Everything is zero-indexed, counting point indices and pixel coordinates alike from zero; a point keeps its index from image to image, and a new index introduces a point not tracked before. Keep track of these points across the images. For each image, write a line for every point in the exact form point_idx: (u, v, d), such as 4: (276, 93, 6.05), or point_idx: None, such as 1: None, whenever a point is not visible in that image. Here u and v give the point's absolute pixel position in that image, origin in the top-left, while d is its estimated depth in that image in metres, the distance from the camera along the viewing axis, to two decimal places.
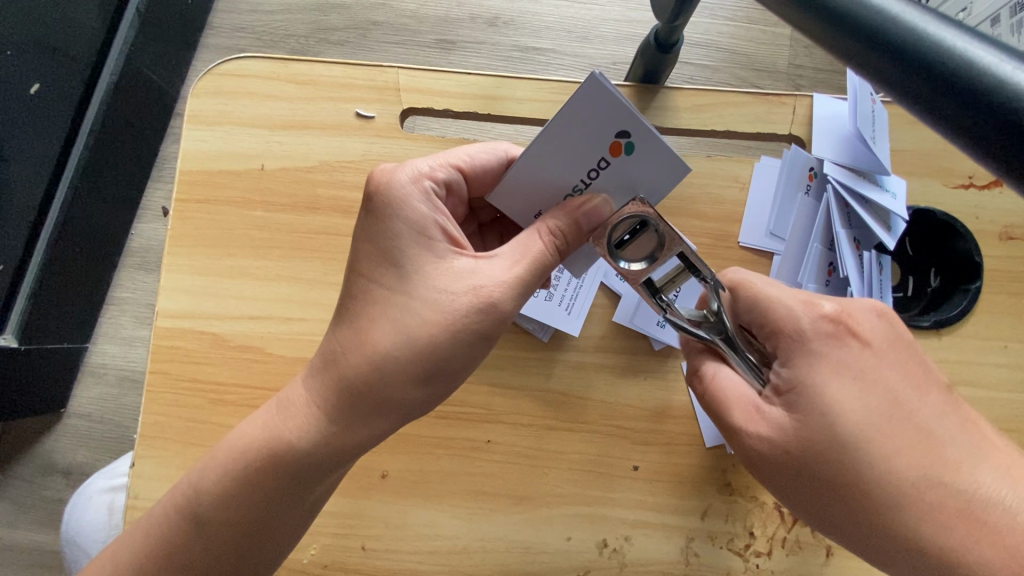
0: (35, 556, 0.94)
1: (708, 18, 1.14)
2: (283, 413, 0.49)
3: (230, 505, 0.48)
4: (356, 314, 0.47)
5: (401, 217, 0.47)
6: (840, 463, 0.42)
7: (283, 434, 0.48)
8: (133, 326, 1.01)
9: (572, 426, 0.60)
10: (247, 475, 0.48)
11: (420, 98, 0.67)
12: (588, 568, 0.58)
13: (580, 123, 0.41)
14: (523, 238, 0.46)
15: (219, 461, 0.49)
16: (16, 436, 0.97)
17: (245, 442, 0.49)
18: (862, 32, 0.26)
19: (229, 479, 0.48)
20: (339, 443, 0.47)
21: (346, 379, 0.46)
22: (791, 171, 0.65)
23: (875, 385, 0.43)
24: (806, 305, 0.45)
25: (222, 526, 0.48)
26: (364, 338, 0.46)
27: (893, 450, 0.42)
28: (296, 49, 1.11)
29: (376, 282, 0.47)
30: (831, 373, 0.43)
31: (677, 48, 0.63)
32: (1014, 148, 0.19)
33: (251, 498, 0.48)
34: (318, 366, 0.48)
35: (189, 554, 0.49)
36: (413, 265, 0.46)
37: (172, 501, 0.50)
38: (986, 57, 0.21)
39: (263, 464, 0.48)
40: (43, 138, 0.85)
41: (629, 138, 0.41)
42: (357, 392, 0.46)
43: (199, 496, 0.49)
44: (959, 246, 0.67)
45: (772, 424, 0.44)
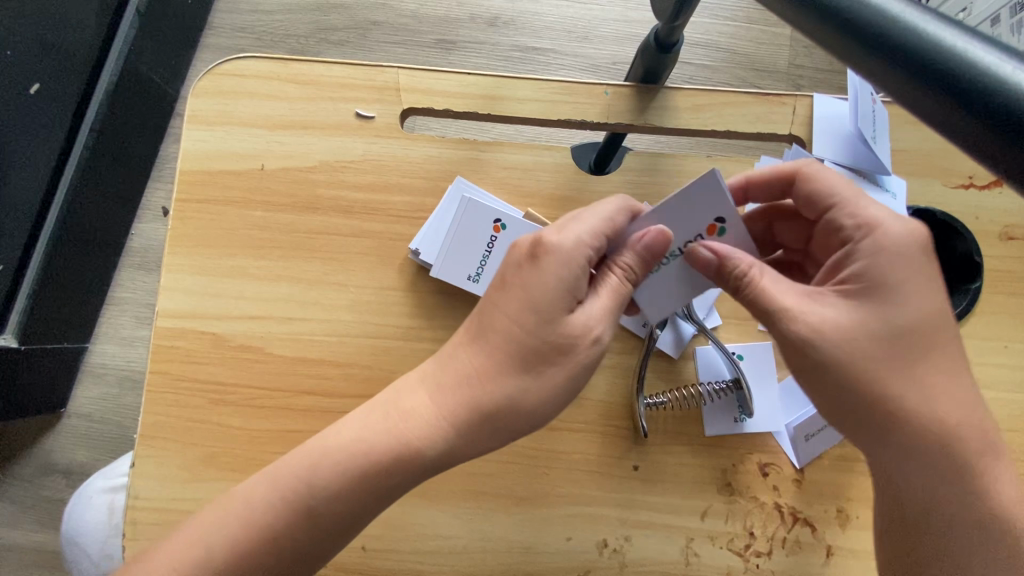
0: (35, 556, 0.94)
1: (708, 18, 1.14)
2: (402, 418, 0.49)
3: (325, 514, 0.47)
4: (486, 319, 0.48)
5: (579, 268, 0.47)
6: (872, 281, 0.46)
7: (402, 437, 0.48)
8: (133, 326, 1.01)
9: (572, 426, 0.60)
10: (356, 483, 0.47)
11: (420, 98, 0.67)
12: (589, 568, 0.58)
13: (688, 208, 0.48)
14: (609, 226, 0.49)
15: (327, 471, 0.47)
16: (16, 435, 0.97)
17: (366, 450, 0.48)
18: (859, 31, 0.25)
19: (347, 484, 0.47)
20: (459, 448, 0.48)
21: (477, 391, 0.48)
22: None
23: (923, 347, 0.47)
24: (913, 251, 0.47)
25: (327, 531, 0.47)
26: (493, 345, 0.48)
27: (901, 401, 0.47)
28: (296, 49, 1.11)
29: (504, 297, 0.48)
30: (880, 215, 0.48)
31: (677, 48, 0.62)
32: (1014, 148, 0.19)
33: (355, 503, 0.47)
34: (456, 374, 0.49)
35: (270, 565, 0.46)
36: (533, 281, 0.47)
37: (267, 501, 0.47)
38: (986, 58, 0.21)
39: (383, 473, 0.47)
40: (44, 138, 0.84)
41: (723, 224, 0.48)
42: (488, 417, 0.48)
43: (312, 499, 0.47)
44: (959, 245, 0.67)
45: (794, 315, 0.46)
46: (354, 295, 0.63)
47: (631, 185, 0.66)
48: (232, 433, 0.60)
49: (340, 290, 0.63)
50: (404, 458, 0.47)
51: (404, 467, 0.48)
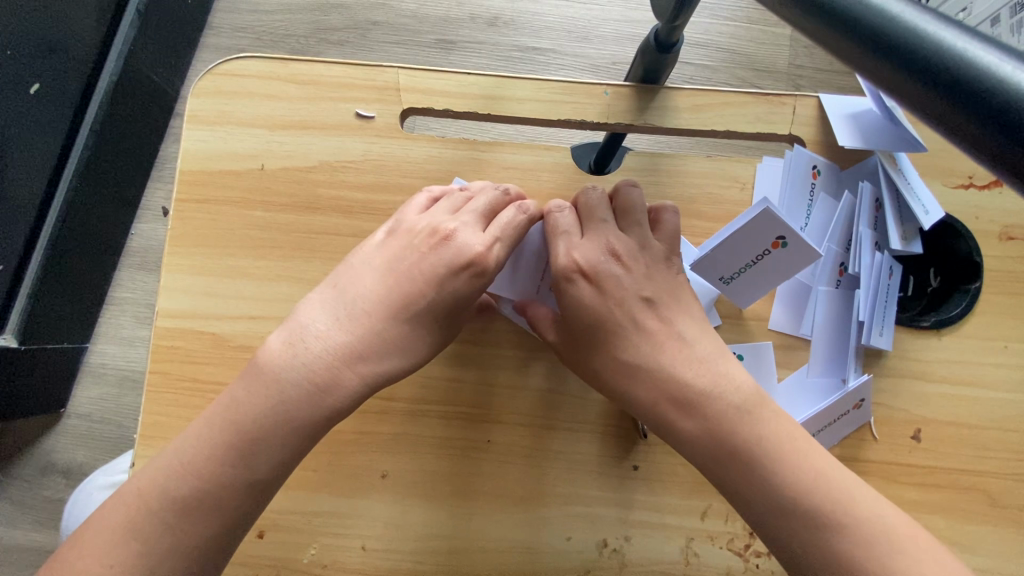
0: (33, 556, 0.93)
1: (708, 18, 1.14)
2: (291, 350, 0.51)
3: (236, 453, 0.48)
4: (387, 285, 0.55)
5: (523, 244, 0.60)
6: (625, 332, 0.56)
7: (275, 378, 0.50)
8: (133, 326, 1.01)
9: (572, 426, 0.60)
10: (275, 409, 0.49)
11: (420, 98, 0.67)
12: (588, 568, 0.58)
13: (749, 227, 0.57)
14: (513, 215, 0.56)
15: (252, 393, 0.50)
16: (16, 435, 0.97)
17: (282, 372, 0.50)
18: (861, 31, 0.25)
19: (261, 412, 0.49)
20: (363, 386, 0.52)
21: (379, 344, 0.53)
22: (795, 172, 0.66)
23: (612, 311, 0.56)
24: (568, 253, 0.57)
25: (247, 441, 0.48)
26: (397, 310, 0.54)
27: (603, 355, 0.56)
28: (296, 49, 1.11)
29: (405, 276, 0.55)
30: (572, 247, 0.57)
31: (677, 48, 0.62)
32: (1013, 148, 0.19)
33: (282, 435, 0.49)
34: (344, 321, 0.53)
35: (195, 492, 0.47)
36: (440, 256, 0.55)
37: (205, 428, 0.49)
38: (985, 57, 0.21)
39: (308, 397, 0.50)
40: (45, 138, 0.84)
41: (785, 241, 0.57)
42: (384, 351, 0.53)
43: (238, 422, 0.49)
44: (959, 246, 0.67)
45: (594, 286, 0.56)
46: None
47: None
48: None
49: None
50: (319, 394, 0.50)
51: (314, 398, 0.50)
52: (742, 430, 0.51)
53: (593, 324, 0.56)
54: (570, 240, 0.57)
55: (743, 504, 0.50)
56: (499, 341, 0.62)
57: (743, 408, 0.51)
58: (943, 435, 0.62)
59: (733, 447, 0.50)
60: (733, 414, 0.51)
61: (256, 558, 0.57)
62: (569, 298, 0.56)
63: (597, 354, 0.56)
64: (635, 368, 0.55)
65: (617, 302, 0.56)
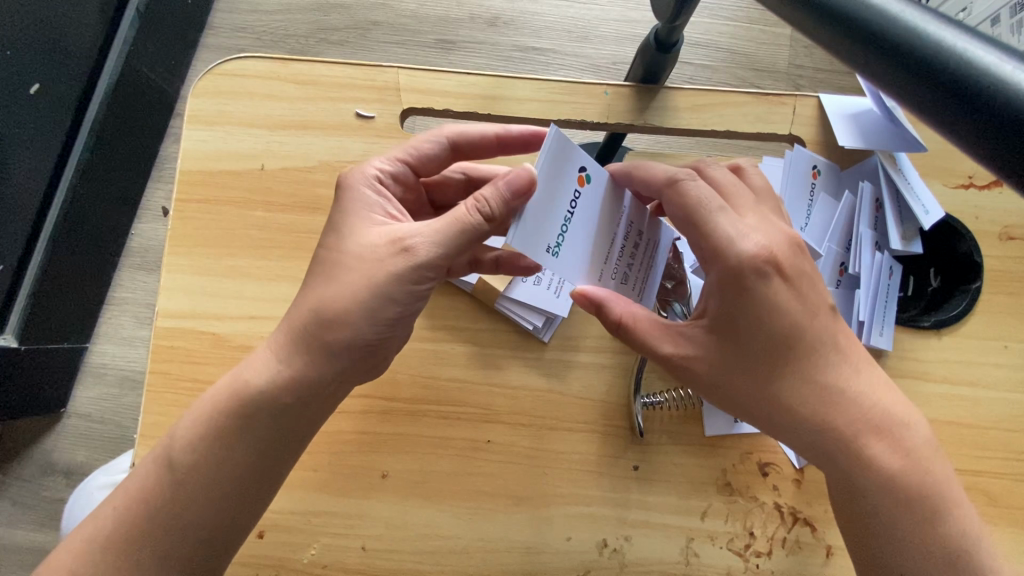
0: (33, 556, 0.93)
1: (708, 18, 1.14)
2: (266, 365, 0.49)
3: (186, 471, 0.48)
4: (320, 290, 0.48)
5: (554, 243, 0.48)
6: (776, 340, 0.48)
7: (237, 390, 0.49)
8: (133, 326, 1.01)
9: (572, 426, 0.60)
10: (208, 427, 0.48)
11: (419, 98, 0.67)
12: (588, 568, 0.58)
13: None
14: (458, 211, 0.46)
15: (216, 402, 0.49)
16: (16, 435, 0.97)
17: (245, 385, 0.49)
18: (861, 32, 0.25)
19: (197, 430, 0.49)
20: (282, 391, 0.48)
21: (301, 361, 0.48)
22: (796, 169, 0.65)
23: (809, 321, 0.48)
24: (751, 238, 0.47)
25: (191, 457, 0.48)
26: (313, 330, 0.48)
27: (766, 379, 0.48)
28: (296, 49, 1.11)
29: (330, 268, 0.49)
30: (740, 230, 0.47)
31: (677, 48, 0.62)
32: (1013, 147, 0.19)
33: (217, 449, 0.48)
34: (281, 342, 0.49)
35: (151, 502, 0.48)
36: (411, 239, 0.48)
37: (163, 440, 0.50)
38: (985, 57, 0.21)
39: (239, 406, 0.48)
40: (46, 138, 0.84)
41: None
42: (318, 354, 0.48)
43: (179, 442, 0.49)
44: (959, 246, 0.67)
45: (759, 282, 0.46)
46: None
47: None
48: None
49: None
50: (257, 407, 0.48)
51: (246, 415, 0.48)
52: (881, 453, 0.49)
53: (790, 332, 0.48)
54: (733, 220, 0.47)
55: (859, 524, 0.50)
56: (499, 342, 0.62)
57: (873, 425, 0.50)
58: (945, 435, 0.61)
59: (904, 491, 0.49)
60: (869, 433, 0.49)
61: (256, 558, 0.57)
62: (749, 312, 0.47)
63: (751, 378, 0.48)
64: (824, 392, 0.49)
65: (813, 310, 0.48)
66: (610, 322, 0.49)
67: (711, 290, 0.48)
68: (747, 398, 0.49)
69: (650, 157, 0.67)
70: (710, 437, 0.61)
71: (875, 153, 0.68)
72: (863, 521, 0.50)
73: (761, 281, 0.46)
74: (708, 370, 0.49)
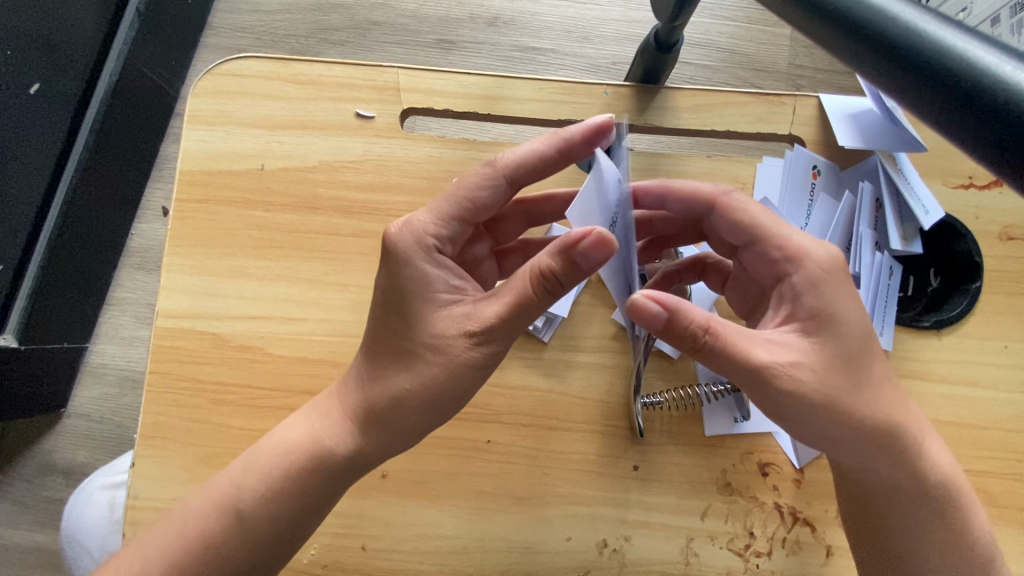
0: (33, 556, 0.93)
1: (708, 18, 1.14)
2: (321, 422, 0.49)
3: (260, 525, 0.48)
4: (381, 356, 0.48)
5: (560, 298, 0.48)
6: (853, 350, 0.46)
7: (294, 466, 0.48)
8: (133, 326, 1.01)
9: (572, 426, 0.60)
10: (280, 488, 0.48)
11: (419, 98, 0.67)
12: (588, 568, 0.58)
13: None
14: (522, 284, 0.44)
15: (262, 465, 0.49)
16: (16, 434, 0.97)
17: (291, 445, 0.49)
18: (863, 32, 0.25)
19: (262, 490, 0.48)
20: (363, 458, 0.49)
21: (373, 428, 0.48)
22: (794, 170, 0.66)
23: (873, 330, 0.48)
24: (810, 243, 0.49)
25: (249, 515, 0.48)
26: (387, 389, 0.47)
27: (864, 385, 0.46)
28: (296, 49, 1.11)
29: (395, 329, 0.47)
30: (797, 237, 0.49)
31: (677, 48, 0.62)
32: (1012, 149, 0.19)
33: (281, 507, 0.48)
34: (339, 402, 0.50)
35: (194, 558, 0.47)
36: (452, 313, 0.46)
37: (208, 501, 0.49)
38: (986, 57, 0.21)
39: (302, 471, 0.48)
40: (46, 138, 0.84)
41: None
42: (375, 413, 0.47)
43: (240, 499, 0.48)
44: (959, 246, 0.67)
45: (830, 285, 0.47)
46: (354, 295, 0.62)
47: None
48: (232, 433, 0.59)
49: (340, 291, 0.63)
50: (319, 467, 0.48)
51: (320, 475, 0.48)
52: (936, 463, 0.50)
53: (863, 344, 0.46)
54: (791, 230, 0.50)
55: (896, 535, 0.51)
56: None
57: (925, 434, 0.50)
58: (944, 435, 0.61)
59: (950, 496, 0.50)
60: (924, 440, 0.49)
61: None
62: (842, 312, 0.46)
63: (850, 384, 0.45)
64: (897, 406, 0.48)
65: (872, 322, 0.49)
66: (690, 326, 0.43)
67: (799, 293, 0.47)
68: (845, 406, 0.45)
69: (650, 158, 0.67)
70: (709, 438, 0.61)
71: (875, 153, 0.68)
72: (904, 527, 0.51)
73: (832, 285, 0.47)
74: (811, 377, 0.44)
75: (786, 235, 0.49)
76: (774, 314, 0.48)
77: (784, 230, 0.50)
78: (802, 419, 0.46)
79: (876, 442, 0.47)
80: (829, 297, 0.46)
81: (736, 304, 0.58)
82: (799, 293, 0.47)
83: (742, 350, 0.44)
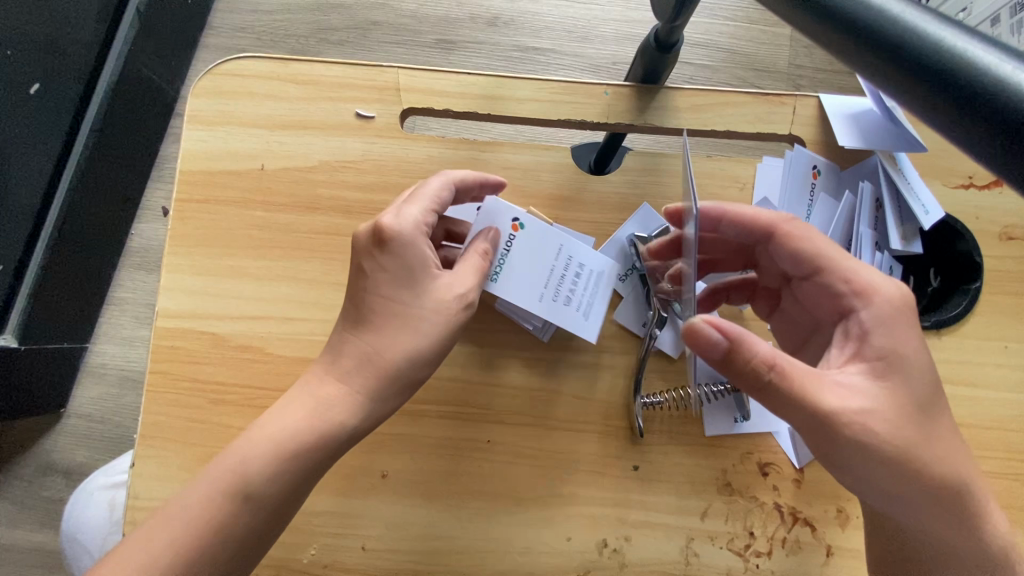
0: (33, 556, 0.94)
1: (709, 18, 1.14)
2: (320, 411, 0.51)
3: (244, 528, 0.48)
4: (375, 327, 0.52)
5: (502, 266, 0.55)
6: (919, 402, 0.46)
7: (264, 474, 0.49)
8: (133, 326, 1.01)
9: (572, 426, 0.61)
10: (264, 478, 0.48)
11: (419, 98, 0.67)
12: (588, 568, 0.58)
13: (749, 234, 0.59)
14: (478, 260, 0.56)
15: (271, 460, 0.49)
16: (16, 435, 0.97)
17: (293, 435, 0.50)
18: (862, 32, 0.25)
19: (273, 477, 0.48)
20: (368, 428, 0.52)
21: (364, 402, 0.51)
22: (794, 170, 0.66)
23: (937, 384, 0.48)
24: (880, 285, 0.50)
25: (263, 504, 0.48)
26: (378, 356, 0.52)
27: (930, 434, 0.46)
28: (296, 48, 1.11)
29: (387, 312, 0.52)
30: (871, 275, 0.50)
31: (677, 48, 0.62)
32: (1014, 148, 0.19)
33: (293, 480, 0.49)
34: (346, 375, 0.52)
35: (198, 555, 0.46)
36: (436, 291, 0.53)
37: (199, 497, 0.48)
38: (986, 57, 0.21)
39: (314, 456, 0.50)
40: (46, 138, 0.84)
41: None
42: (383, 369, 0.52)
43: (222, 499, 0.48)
44: (959, 246, 0.67)
45: (901, 333, 0.47)
46: None
47: (631, 185, 0.66)
48: (232, 433, 0.59)
49: (340, 291, 0.63)
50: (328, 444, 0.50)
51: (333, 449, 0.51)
52: (993, 531, 0.48)
53: (928, 395, 0.47)
54: (864, 267, 0.51)
55: None
56: (499, 342, 0.62)
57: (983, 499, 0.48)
58: None
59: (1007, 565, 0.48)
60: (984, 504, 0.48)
61: None
62: (910, 359, 0.47)
63: (918, 432, 0.45)
64: (957, 464, 0.47)
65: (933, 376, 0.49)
66: (755, 362, 0.43)
67: (866, 333, 0.48)
68: (909, 456, 0.45)
69: (650, 158, 0.67)
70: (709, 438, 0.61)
71: (875, 153, 0.68)
72: None
73: (905, 333, 0.47)
74: (881, 424, 0.45)
75: (861, 273, 0.50)
76: (839, 351, 0.49)
77: (857, 267, 0.51)
78: (864, 468, 0.45)
79: (934, 498, 0.46)
80: (900, 345, 0.47)
81: (782, 334, 0.59)
82: (867, 333, 0.48)
83: (808, 393, 0.44)
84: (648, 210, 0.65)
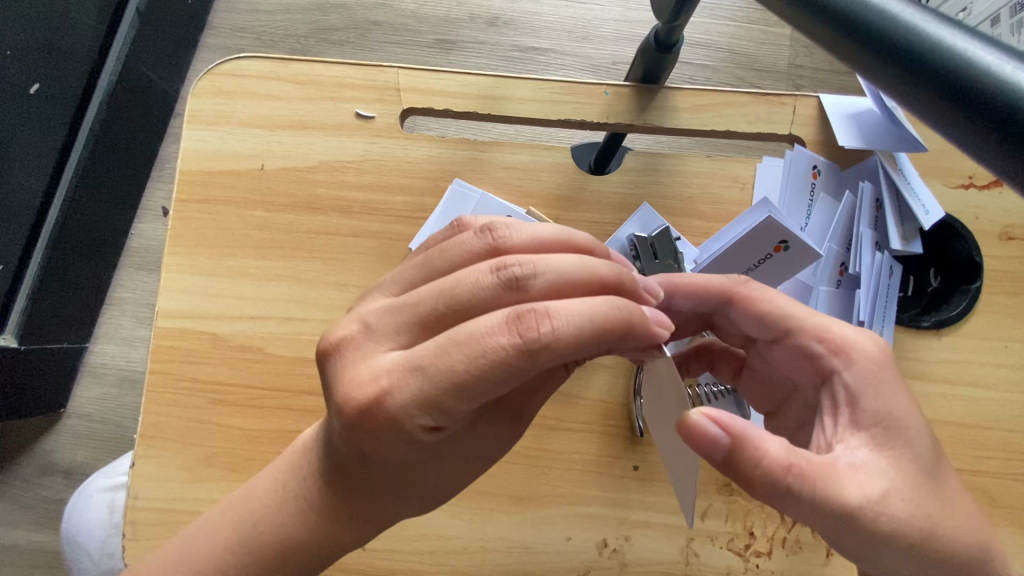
0: (34, 556, 0.94)
1: (708, 19, 1.14)
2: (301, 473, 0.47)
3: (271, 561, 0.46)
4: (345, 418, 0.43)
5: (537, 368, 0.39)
6: (931, 470, 0.42)
7: (305, 518, 0.46)
8: (133, 326, 1.01)
9: (571, 426, 0.60)
10: (296, 505, 0.46)
11: (420, 98, 0.67)
12: (588, 568, 0.58)
13: (748, 239, 0.57)
14: None
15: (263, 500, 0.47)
16: (16, 435, 0.97)
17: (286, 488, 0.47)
18: (863, 34, 0.25)
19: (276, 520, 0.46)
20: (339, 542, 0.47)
21: (380, 486, 0.45)
22: (793, 170, 0.66)
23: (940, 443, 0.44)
24: (861, 340, 0.46)
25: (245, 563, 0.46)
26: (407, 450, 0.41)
27: (948, 505, 0.42)
28: (296, 48, 1.11)
29: (426, 374, 0.37)
30: (846, 328, 0.47)
31: (677, 48, 0.62)
32: (1012, 149, 0.19)
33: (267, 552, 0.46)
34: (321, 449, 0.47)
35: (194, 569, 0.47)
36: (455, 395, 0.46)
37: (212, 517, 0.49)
38: (986, 57, 0.20)
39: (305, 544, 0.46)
40: (45, 137, 0.84)
41: (787, 243, 0.57)
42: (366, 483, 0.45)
43: (255, 523, 0.47)
44: (959, 246, 0.67)
45: (896, 392, 0.44)
46: (354, 295, 0.62)
47: (631, 185, 0.66)
48: (231, 434, 0.59)
49: (340, 290, 0.63)
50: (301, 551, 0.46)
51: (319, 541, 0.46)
52: None
53: (935, 459, 0.43)
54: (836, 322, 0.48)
55: None
56: None
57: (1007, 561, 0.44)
58: (945, 435, 0.61)
59: None
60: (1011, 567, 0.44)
61: None
62: (908, 420, 0.43)
63: (939, 507, 0.41)
64: (980, 533, 0.43)
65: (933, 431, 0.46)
66: (762, 459, 0.38)
67: (854, 398, 0.44)
68: (932, 537, 0.41)
69: (650, 158, 0.67)
70: None
71: (875, 153, 0.68)
72: None
73: (897, 394, 0.44)
74: (902, 510, 0.40)
75: (835, 328, 0.47)
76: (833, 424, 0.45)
77: (828, 323, 0.48)
78: (890, 557, 0.41)
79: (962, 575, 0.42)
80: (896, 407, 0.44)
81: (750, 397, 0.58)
82: (856, 401, 0.44)
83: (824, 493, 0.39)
84: (648, 210, 0.65)
